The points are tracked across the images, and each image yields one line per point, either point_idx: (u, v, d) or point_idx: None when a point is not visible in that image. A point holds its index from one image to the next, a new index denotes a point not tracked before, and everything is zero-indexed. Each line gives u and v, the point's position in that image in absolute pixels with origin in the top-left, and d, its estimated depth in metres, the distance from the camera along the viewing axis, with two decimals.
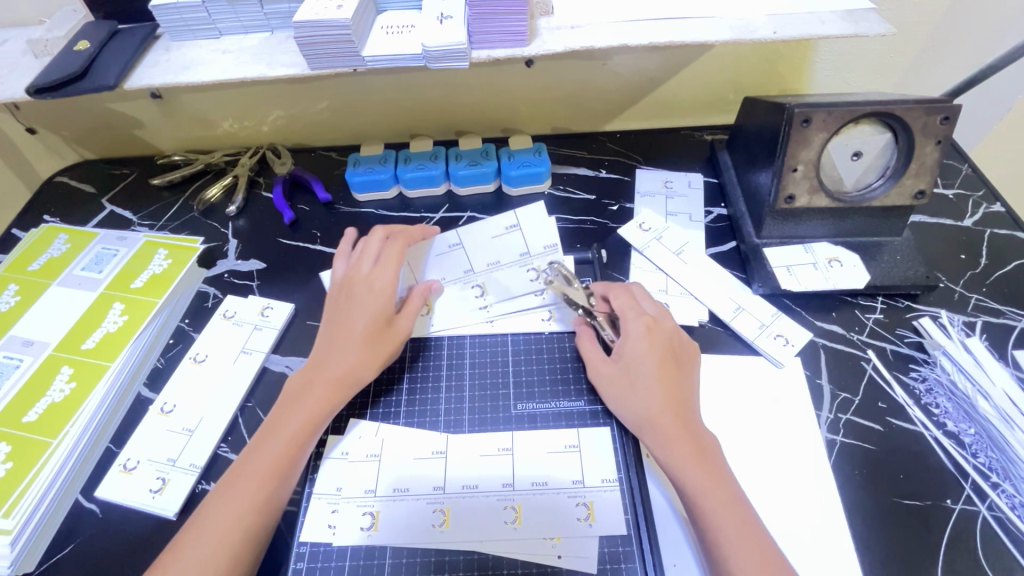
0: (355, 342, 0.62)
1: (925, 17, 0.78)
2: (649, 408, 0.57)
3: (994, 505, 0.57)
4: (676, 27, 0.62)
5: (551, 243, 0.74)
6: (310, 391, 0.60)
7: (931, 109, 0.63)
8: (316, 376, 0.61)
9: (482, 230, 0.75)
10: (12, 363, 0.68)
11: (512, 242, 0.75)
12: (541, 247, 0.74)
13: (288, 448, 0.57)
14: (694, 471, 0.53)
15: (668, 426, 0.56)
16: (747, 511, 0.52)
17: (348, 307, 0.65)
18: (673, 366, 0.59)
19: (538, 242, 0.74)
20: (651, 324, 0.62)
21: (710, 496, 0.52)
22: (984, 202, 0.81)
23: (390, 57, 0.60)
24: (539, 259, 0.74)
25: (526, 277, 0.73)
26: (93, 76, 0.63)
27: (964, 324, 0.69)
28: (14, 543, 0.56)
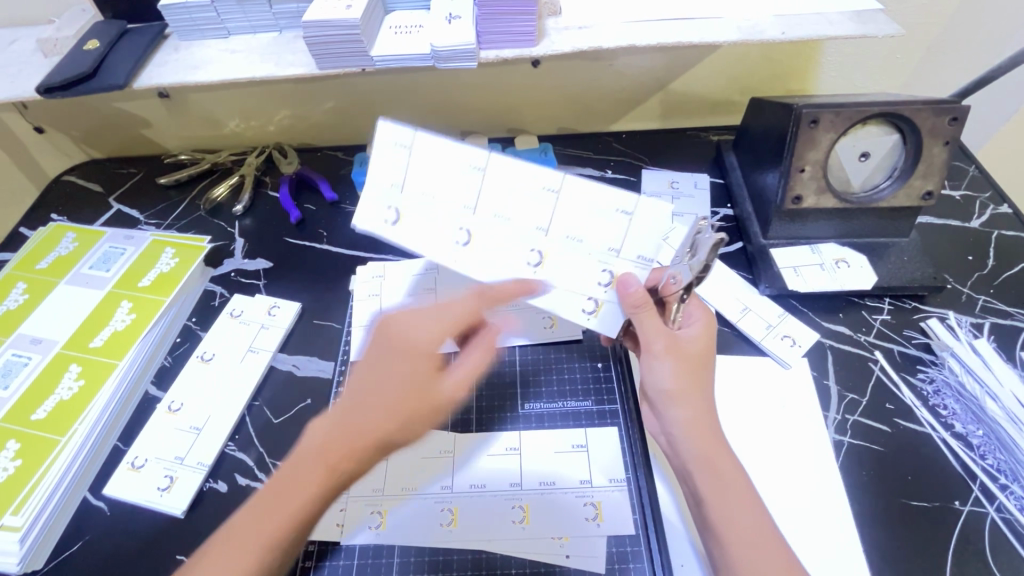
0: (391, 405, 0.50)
1: (932, 18, 0.78)
2: (684, 401, 0.53)
3: (1003, 507, 0.57)
4: (685, 28, 0.62)
5: (649, 258, 0.49)
6: (335, 450, 0.48)
7: (940, 110, 0.63)
8: (343, 441, 0.49)
9: (591, 190, 0.47)
10: (20, 361, 0.68)
11: (610, 224, 0.48)
12: (636, 256, 0.49)
13: (299, 510, 0.47)
14: (717, 476, 0.51)
15: (703, 425, 0.52)
16: (764, 520, 0.50)
17: (403, 368, 0.51)
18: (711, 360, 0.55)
19: (641, 246, 0.48)
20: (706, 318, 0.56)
21: (732, 504, 0.50)
22: (991, 204, 0.80)
23: (402, 57, 0.60)
24: (621, 266, 0.49)
25: (594, 278, 0.50)
26: (103, 75, 0.63)
27: (972, 325, 0.69)
28: (23, 539, 0.56)
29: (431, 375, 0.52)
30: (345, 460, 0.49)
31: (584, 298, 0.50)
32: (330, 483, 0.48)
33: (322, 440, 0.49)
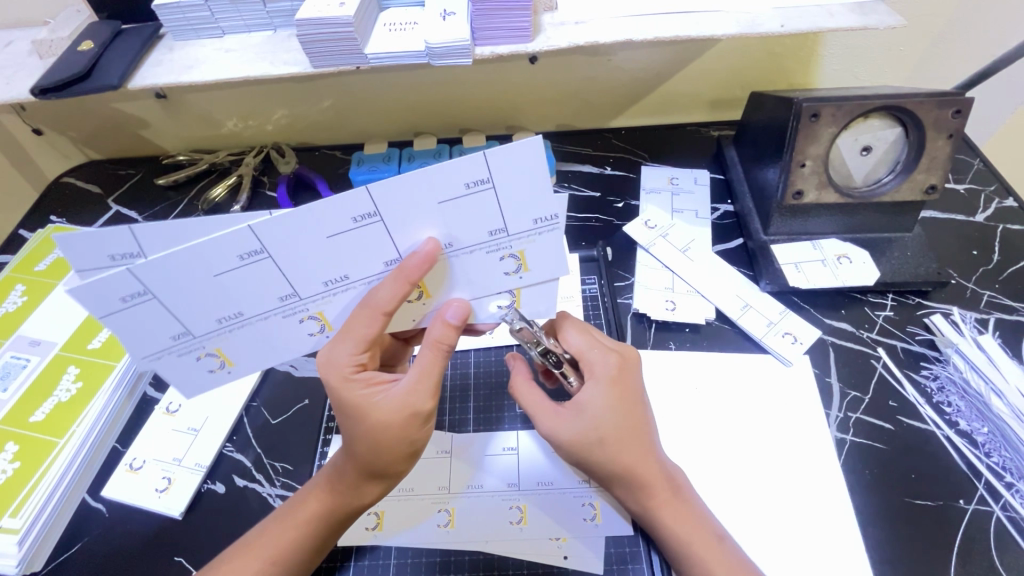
0: (371, 441, 0.48)
1: (935, 10, 0.77)
2: (635, 465, 0.51)
3: (1008, 505, 0.56)
4: (682, 22, 0.61)
5: (549, 217, 0.44)
6: (329, 492, 0.52)
7: (943, 102, 0.62)
8: (338, 481, 0.51)
9: (428, 181, 0.40)
10: (19, 363, 0.68)
11: (480, 205, 0.42)
12: (530, 223, 0.44)
13: (300, 546, 0.50)
14: (683, 533, 0.50)
15: (652, 482, 0.51)
16: (745, 566, 0.49)
17: (366, 420, 0.48)
18: (644, 409, 0.53)
19: (533, 217, 0.44)
20: (615, 366, 0.53)
21: (701, 554, 0.49)
22: (998, 197, 0.79)
23: (88, 237, 0.41)
24: (522, 243, 0.46)
25: (498, 267, 0.47)
26: (98, 76, 0.63)
27: (977, 321, 0.68)
28: (21, 542, 0.56)
29: (405, 412, 0.48)
30: (348, 497, 0.51)
31: (503, 295, 0.50)
32: (339, 519, 0.52)
33: (316, 481, 0.53)
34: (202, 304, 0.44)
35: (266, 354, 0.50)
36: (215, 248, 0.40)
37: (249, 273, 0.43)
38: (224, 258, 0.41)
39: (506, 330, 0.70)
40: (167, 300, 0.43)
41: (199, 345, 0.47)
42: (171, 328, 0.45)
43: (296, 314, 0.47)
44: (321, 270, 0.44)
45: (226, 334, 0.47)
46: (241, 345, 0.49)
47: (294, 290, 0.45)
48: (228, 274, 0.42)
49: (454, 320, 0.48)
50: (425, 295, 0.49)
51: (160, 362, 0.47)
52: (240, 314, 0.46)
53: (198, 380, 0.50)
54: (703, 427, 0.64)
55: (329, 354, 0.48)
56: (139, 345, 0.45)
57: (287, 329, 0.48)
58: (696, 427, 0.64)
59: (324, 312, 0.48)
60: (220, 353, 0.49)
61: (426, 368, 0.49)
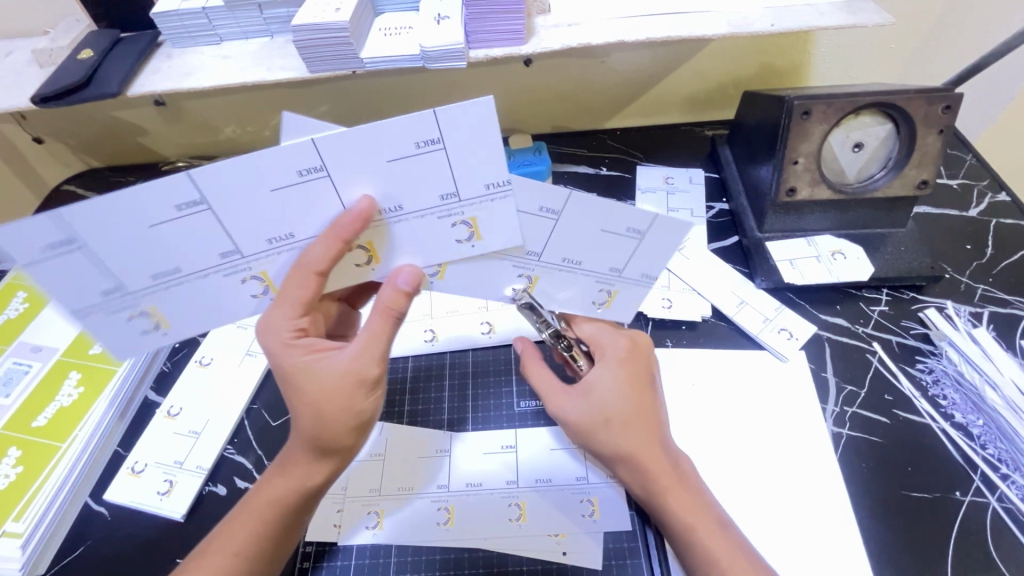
0: (316, 410, 0.48)
1: (925, 8, 0.78)
2: (641, 449, 0.51)
3: (1004, 496, 0.57)
4: (673, 23, 0.62)
5: (498, 182, 0.44)
6: (284, 473, 0.51)
7: (933, 98, 0.62)
8: (295, 455, 0.51)
9: (373, 138, 0.40)
10: (21, 369, 0.69)
11: (429, 167, 0.42)
12: (481, 189, 0.44)
13: (266, 528, 0.50)
14: (689, 520, 0.50)
15: (660, 467, 0.51)
16: (750, 556, 0.49)
17: (308, 386, 0.48)
18: (655, 392, 0.54)
19: (532, 202, 0.45)
20: (623, 349, 0.54)
21: (705, 541, 0.49)
22: (990, 191, 0.80)
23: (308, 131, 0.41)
24: (473, 209, 0.45)
25: (450, 234, 0.47)
26: (97, 83, 0.64)
27: (971, 314, 0.68)
28: (24, 545, 0.57)
29: (347, 376, 0.48)
30: (303, 473, 0.51)
31: (597, 290, 0.53)
32: (300, 501, 0.51)
33: (274, 464, 0.53)
34: (136, 255, 0.43)
35: (206, 315, 0.49)
36: (154, 189, 0.40)
37: (189, 224, 0.43)
38: (161, 206, 0.41)
39: (504, 329, 0.70)
40: (97, 250, 0.42)
41: (132, 303, 0.46)
42: (98, 282, 0.44)
43: (238, 273, 0.47)
44: (265, 223, 0.44)
45: (161, 291, 0.46)
46: (178, 305, 0.47)
47: (236, 246, 0.45)
48: (166, 224, 0.42)
49: (407, 286, 0.48)
50: (373, 259, 0.48)
51: (86, 320, 0.46)
52: (176, 270, 0.45)
53: (135, 345, 0.49)
54: (701, 423, 0.64)
55: (268, 325, 0.48)
56: (67, 299, 0.44)
57: (226, 289, 0.48)
58: (695, 423, 0.64)
59: (268, 271, 0.48)
60: (153, 313, 0.47)
61: (369, 334, 0.49)
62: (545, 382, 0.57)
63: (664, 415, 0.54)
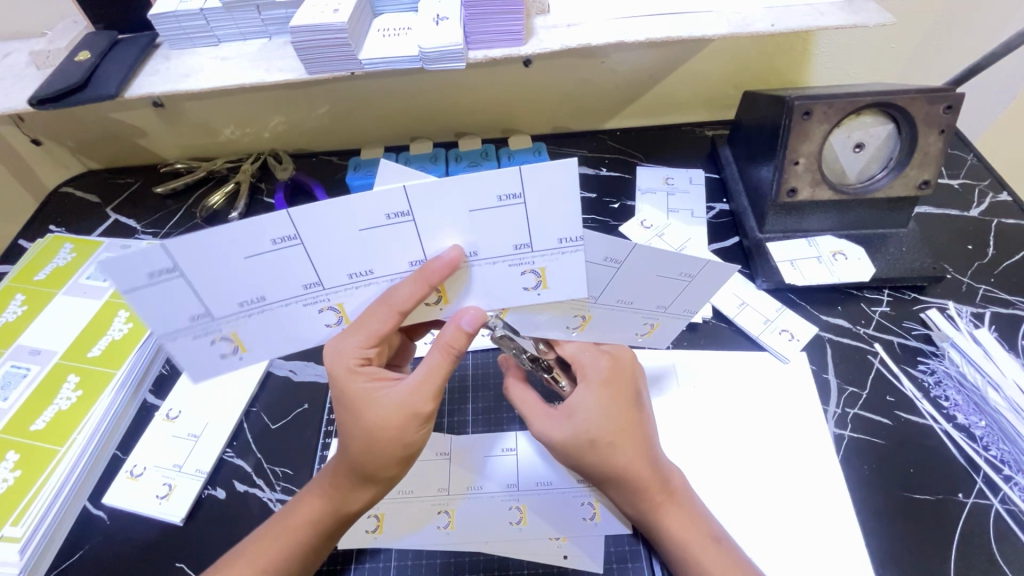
0: (372, 442, 0.48)
1: (926, 7, 0.78)
2: (626, 464, 0.51)
3: (1007, 498, 0.57)
4: (673, 23, 0.61)
5: (573, 238, 0.42)
6: (327, 495, 0.51)
7: (934, 98, 0.62)
8: (336, 480, 0.51)
9: (460, 188, 0.39)
10: (19, 373, 0.68)
11: (508, 219, 0.41)
12: (555, 242, 0.43)
13: (293, 550, 0.50)
14: (680, 534, 0.50)
15: (650, 484, 0.51)
16: (744, 565, 0.49)
17: (364, 416, 0.48)
18: (640, 408, 0.53)
19: (600, 254, 0.44)
20: (605, 367, 0.53)
21: (698, 555, 0.49)
22: (991, 191, 0.80)
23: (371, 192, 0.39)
24: (545, 260, 0.44)
25: (518, 282, 0.45)
26: (95, 85, 0.64)
27: (973, 315, 0.68)
28: (23, 550, 0.56)
29: (405, 412, 0.48)
30: (343, 499, 0.51)
31: (642, 323, 0.53)
32: (335, 524, 0.52)
33: (316, 481, 0.53)
34: (226, 283, 0.41)
35: (283, 341, 0.47)
36: (252, 226, 0.39)
37: (278, 261, 0.41)
38: (258, 239, 0.40)
39: None
40: (196, 276, 0.40)
41: (216, 327, 0.44)
42: (189, 307, 0.42)
43: (316, 304, 0.45)
44: (349, 261, 0.43)
45: (244, 318, 0.44)
46: (259, 330, 0.45)
47: (318, 279, 0.43)
48: (258, 258, 0.41)
49: (469, 328, 0.47)
50: (443, 300, 0.47)
51: (171, 342, 0.43)
52: (262, 298, 0.43)
53: (211, 369, 0.46)
54: (701, 425, 0.64)
55: (336, 348, 0.47)
56: (156, 323, 0.41)
57: (305, 317, 0.46)
58: (695, 425, 0.64)
59: (343, 304, 0.46)
60: (235, 337, 0.45)
61: (431, 371, 0.49)
62: (528, 405, 0.56)
63: (650, 432, 0.54)
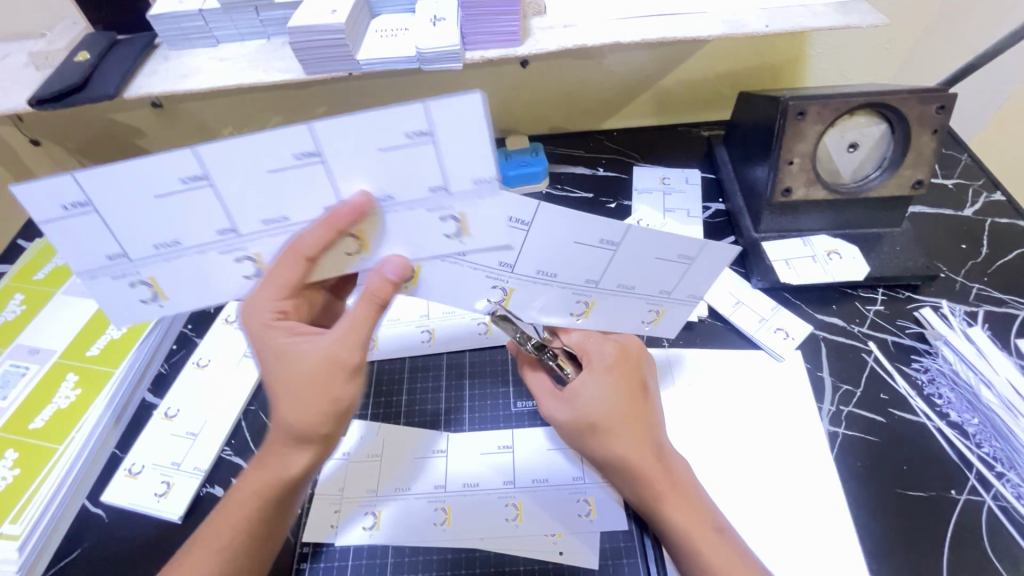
0: (294, 398, 0.46)
1: (919, 8, 0.78)
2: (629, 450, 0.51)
3: (999, 495, 0.57)
4: (668, 24, 0.62)
5: (490, 181, 0.42)
6: (260, 464, 0.50)
7: (926, 99, 0.63)
8: (269, 446, 0.49)
9: (366, 125, 0.39)
10: (18, 371, 0.69)
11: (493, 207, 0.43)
12: (553, 233, 0.46)
13: (245, 524, 0.49)
14: (683, 524, 0.50)
15: (650, 473, 0.51)
16: (746, 557, 0.49)
17: (289, 371, 0.46)
18: (648, 396, 0.54)
19: (590, 236, 0.46)
20: (612, 354, 0.54)
21: (698, 545, 0.49)
22: (985, 191, 0.80)
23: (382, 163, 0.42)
24: (532, 246, 0.46)
25: (495, 259, 0.47)
26: (94, 85, 0.64)
27: (966, 313, 0.69)
28: (22, 548, 0.57)
29: (325, 362, 0.46)
30: (273, 466, 0.49)
31: (648, 311, 0.54)
32: (273, 496, 0.49)
33: (255, 454, 0.51)
34: (138, 224, 0.44)
35: (201, 294, 0.49)
36: (163, 159, 0.40)
37: (189, 203, 0.43)
38: (167, 179, 0.41)
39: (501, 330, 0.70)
40: (109, 215, 0.43)
41: (134, 271, 0.46)
42: (106, 246, 0.45)
43: (232, 252, 0.46)
44: (261, 205, 0.43)
45: (161, 263, 0.46)
46: (176, 279, 0.47)
47: (231, 225, 0.44)
48: (167, 197, 0.42)
49: (394, 277, 0.46)
50: (365, 250, 0.46)
51: (93, 282, 0.47)
52: (176, 242, 0.45)
53: (136, 313, 0.49)
54: (697, 423, 0.64)
55: (252, 305, 0.47)
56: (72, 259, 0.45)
57: (218, 268, 0.47)
58: (691, 423, 0.64)
59: (262, 253, 0.46)
60: (153, 284, 0.47)
61: (354, 323, 0.46)
62: (540, 388, 0.58)
63: (655, 421, 0.54)
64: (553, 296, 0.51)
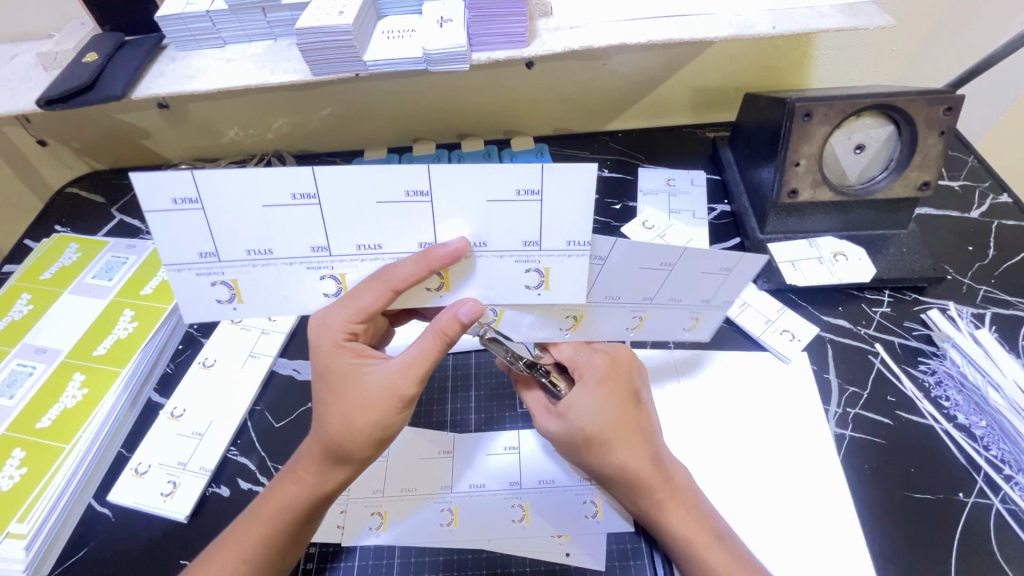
0: (354, 421, 0.48)
1: (925, 9, 0.78)
2: (626, 463, 0.51)
3: (1007, 497, 0.57)
4: (675, 25, 0.62)
5: (582, 242, 0.44)
6: (300, 478, 0.51)
7: (933, 100, 0.63)
8: (310, 461, 0.51)
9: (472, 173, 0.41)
10: (26, 371, 0.69)
11: (521, 216, 0.43)
12: (563, 244, 0.45)
13: (268, 540, 0.50)
14: (684, 532, 0.51)
15: (649, 484, 0.51)
16: (747, 566, 0.49)
17: (348, 392, 0.48)
18: (639, 406, 0.54)
19: (657, 262, 0.48)
20: (601, 367, 0.54)
21: (703, 553, 0.50)
22: (991, 193, 0.80)
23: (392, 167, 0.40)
24: (550, 261, 0.46)
25: (520, 279, 0.47)
26: (101, 86, 0.64)
27: (973, 316, 0.68)
28: (28, 547, 0.57)
29: (387, 393, 0.48)
30: (318, 480, 0.51)
31: (687, 318, 0.55)
32: (308, 509, 0.51)
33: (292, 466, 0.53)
34: (241, 228, 0.43)
35: (278, 303, 0.47)
36: (280, 172, 0.41)
37: (295, 216, 0.43)
38: (279, 191, 0.41)
39: None
40: (213, 211, 0.42)
41: (219, 271, 0.45)
42: (200, 242, 0.43)
43: (319, 269, 0.46)
44: (359, 230, 0.44)
45: (248, 269, 0.45)
46: (260, 284, 0.46)
47: (326, 245, 0.44)
48: (277, 208, 0.42)
49: (466, 319, 0.46)
50: (445, 288, 0.48)
51: (176, 275, 0.45)
52: (269, 252, 0.44)
53: (207, 314, 0.47)
54: (702, 425, 0.64)
55: (322, 323, 0.48)
56: (168, 250, 0.44)
57: (303, 282, 0.47)
58: (696, 425, 0.64)
59: (346, 275, 0.47)
60: (234, 285, 0.46)
61: (418, 356, 0.48)
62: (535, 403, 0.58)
63: (653, 431, 0.54)
64: (609, 315, 0.53)
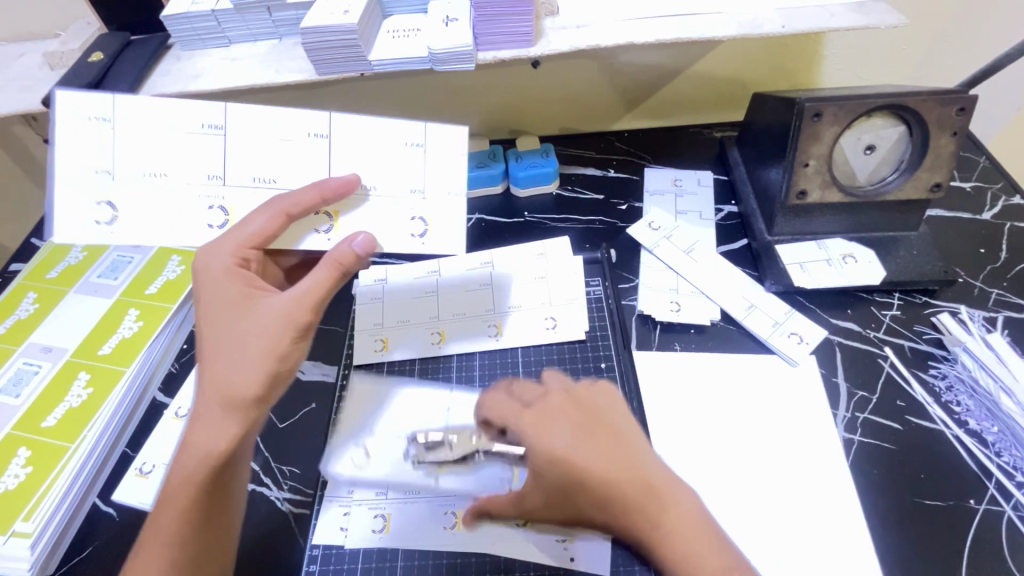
0: (249, 355, 0.47)
1: (938, 8, 0.77)
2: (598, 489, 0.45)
3: (1019, 505, 0.56)
4: (682, 24, 0.61)
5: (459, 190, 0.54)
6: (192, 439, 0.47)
7: (946, 100, 0.62)
8: (202, 416, 0.47)
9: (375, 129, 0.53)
10: (32, 369, 0.69)
11: None
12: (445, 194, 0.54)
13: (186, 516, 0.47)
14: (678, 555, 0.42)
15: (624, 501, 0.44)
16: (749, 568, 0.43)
17: (240, 326, 0.48)
18: (604, 428, 0.46)
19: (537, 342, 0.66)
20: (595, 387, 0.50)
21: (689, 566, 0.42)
22: (1004, 194, 0.79)
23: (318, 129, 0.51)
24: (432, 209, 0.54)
25: (406, 227, 0.54)
26: (106, 85, 0.64)
27: (985, 319, 0.67)
28: (33, 545, 0.57)
29: (279, 320, 0.48)
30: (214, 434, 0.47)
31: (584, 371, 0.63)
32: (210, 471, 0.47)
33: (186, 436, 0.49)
34: (145, 151, 0.52)
35: (164, 230, 0.54)
36: (200, 107, 0.52)
37: (199, 143, 0.52)
38: (190, 120, 0.52)
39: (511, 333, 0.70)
40: (118, 132, 0.52)
41: (110, 190, 0.53)
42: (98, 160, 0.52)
43: (212, 198, 0.53)
44: (257, 163, 0.53)
45: (137, 193, 0.53)
46: (141, 210, 0.53)
47: (223, 173, 0.53)
48: (182, 133, 0.52)
49: (361, 249, 0.50)
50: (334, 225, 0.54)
51: (66, 185, 0.53)
52: (164, 175, 0.53)
53: (85, 235, 0.53)
54: (709, 428, 0.63)
55: (214, 256, 0.50)
56: (64, 161, 0.52)
57: (193, 209, 0.53)
58: (701, 428, 0.64)
59: (234, 209, 0.54)
60: (117, 206, 0.53)
61: (310, 282, 0.49)
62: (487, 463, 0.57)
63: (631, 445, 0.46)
64: None
